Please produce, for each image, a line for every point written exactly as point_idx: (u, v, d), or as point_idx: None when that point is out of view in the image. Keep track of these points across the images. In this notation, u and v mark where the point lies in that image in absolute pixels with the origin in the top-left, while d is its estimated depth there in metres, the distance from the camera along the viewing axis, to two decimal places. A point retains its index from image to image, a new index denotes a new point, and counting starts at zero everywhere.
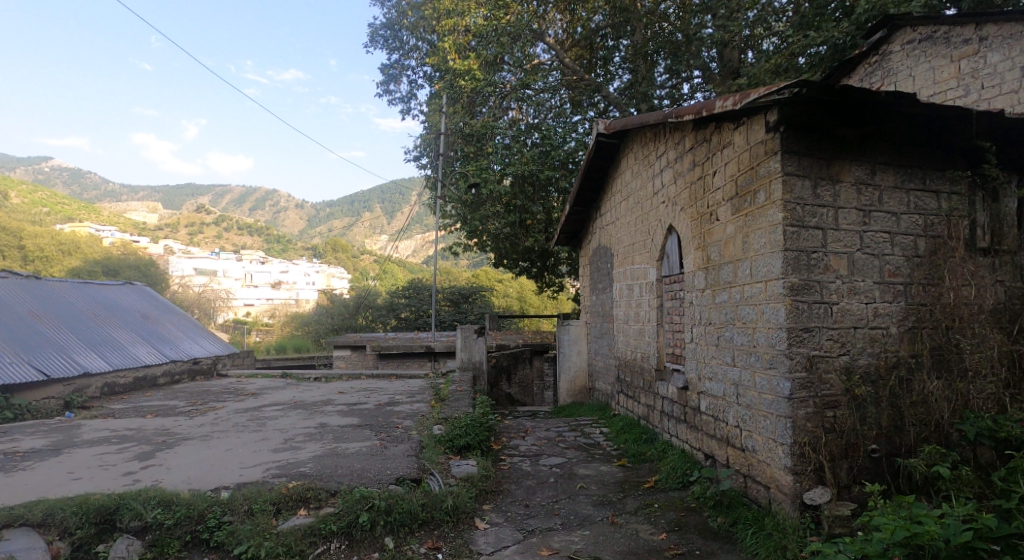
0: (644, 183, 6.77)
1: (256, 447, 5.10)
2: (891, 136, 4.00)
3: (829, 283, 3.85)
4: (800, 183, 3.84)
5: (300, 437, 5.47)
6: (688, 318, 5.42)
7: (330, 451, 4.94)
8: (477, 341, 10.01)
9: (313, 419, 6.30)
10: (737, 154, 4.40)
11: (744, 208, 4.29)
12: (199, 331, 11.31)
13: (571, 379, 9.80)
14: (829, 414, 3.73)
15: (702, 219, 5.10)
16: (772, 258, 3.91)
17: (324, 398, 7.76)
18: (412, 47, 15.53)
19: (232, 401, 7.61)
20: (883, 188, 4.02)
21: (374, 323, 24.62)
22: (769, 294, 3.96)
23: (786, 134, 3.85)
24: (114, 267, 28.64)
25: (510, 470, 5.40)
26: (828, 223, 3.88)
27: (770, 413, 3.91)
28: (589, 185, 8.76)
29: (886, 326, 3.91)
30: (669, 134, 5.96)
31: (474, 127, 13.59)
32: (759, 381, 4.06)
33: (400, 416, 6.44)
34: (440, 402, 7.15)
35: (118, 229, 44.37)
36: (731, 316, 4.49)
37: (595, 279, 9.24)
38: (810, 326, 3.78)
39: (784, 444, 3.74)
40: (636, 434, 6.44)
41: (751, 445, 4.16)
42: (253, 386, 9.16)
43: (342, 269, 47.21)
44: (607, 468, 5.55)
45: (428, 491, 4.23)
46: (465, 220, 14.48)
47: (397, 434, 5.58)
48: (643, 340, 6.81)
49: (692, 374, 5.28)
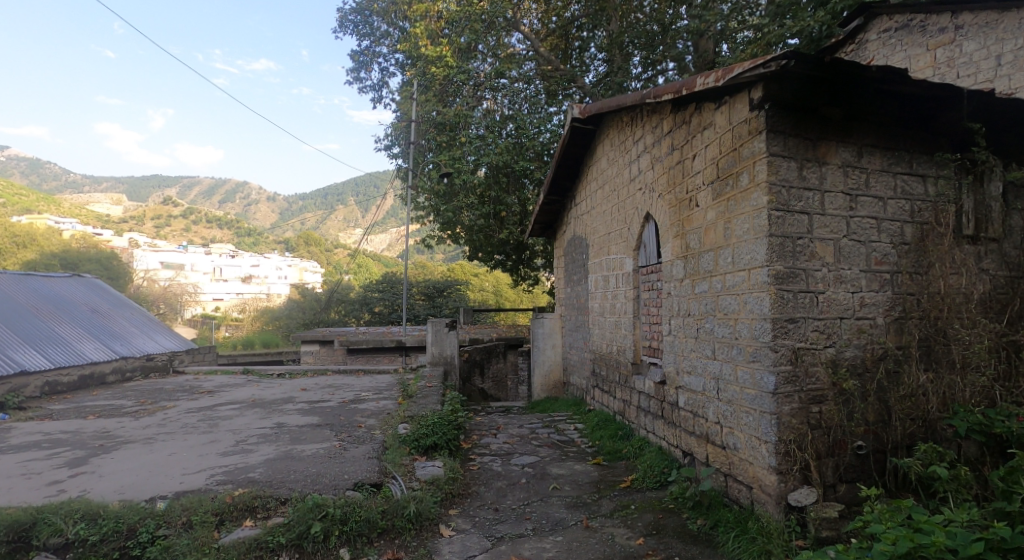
0: (621, 169, 6.51)
1: (203, 450, 4.70)
2: (878, 117, 3.80)
3: (815, 271, 3.64)
4: (786, 165, 3.61)
5: (254, 438, 5.09)
6: (665, 310, 5.19)
7: (283, 454, 4.57)
8: (448, 335, 9.66)
9: (270, 419, 5.91)
10: (718, 135, 4.16)
11: (725, 192, 4.05)
12: (154, 327, 10.71)
13: (546, 374, 9.53)
14: (814, 409, 3.53)
15: (681, 206, 4.87)
16: (756, 244, 3.68)
17: (284, 396, 7.36)
18: (384, 33, 14.90)
19: (186, 400, 7.15)
20: (870, 171, 3.82)
21: (347, 318, 24.06)
22: (752, 284, 3.73)
23: (771, 113, 3.62)
24: (74, 260, 27.48)
25: (479, 472, 5.10)
26: (814, 208, 3.67)
27: (753, 409, 3.69)
28: (564, 174, 8.48)
29: (872, 316, 3.73)
30: (647, 117, 5.70)
31: (447, 116, 13.23)
32: (741, 374, 3.83)
33: (364, 414, 6.09)
34: (408, 398, 6.81)
35: (78, 221, 42.70)
36: (712, 306, 4.26)
37: (570, 271, 8.99)
38: (795, 317, 3.56)
39: (769, 442, 3.52)
40: (612, 430, 6.21)
41: (733, 442, 3.94)
42: (211, 384, 8.66)
43: (316, 263, 46.35)
44: (582, 467, 5.29)
45: (389, 497, 3.90)
46: (438, 211, 14.08)
47: (358, 434, 5.23)
48: (619, 333, 6.57)
49: (670, 368, 5.06)
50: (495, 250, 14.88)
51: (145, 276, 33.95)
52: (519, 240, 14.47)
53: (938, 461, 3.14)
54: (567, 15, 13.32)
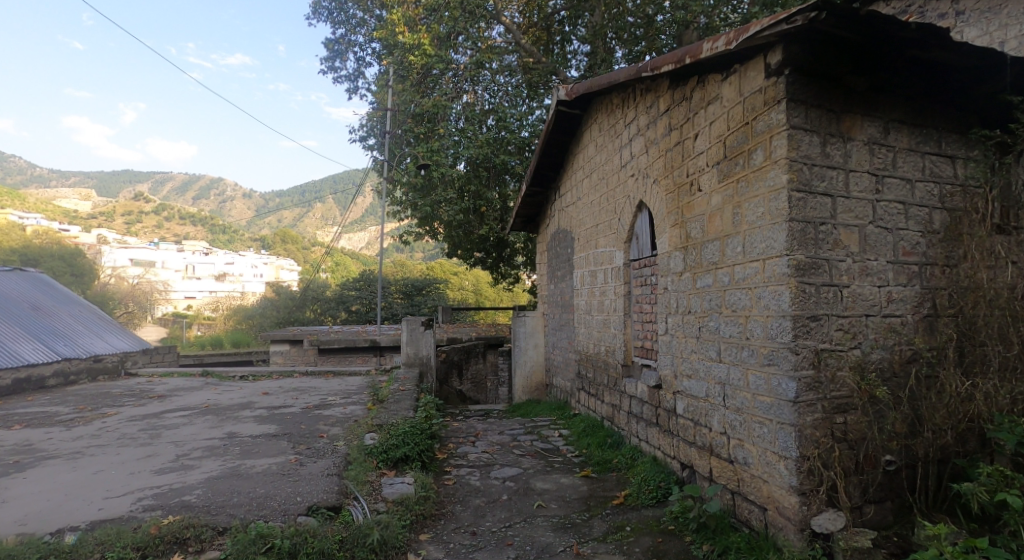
0: (610, 156, 6.03)
1: (135, 467, 4.06)
2: (906, 89, 3.37)
3: (839, 261, 3.19)
4: (808, 139, 3.14)
5: (198, 451, 4.47)
6: (661, 308, 4.72)
7: (229, 471, 3.96)
8: (424, 335, 9.12)
9: (221, 428, 5.28)
10: (726, 109, 3.70)
11: (734, 173, 3.59)
12: (105, 326, 9.93)
13: (528, 375, 9.03)
14: (839, 420, 3.08)
15: (680, 191, 4.40)
16: (772, 231, 3.22)
17: (243, 401, 6.71)
18: (359, 20, 14.15)
19: (132, 406, 6.46)
20: (897, 150, 3.39)
21: (323, 316, 23.30)
22: (767, 276, 3.26)
23: (792, 79, 3.14)
24: (35, 255, 26.15)
25: (455, 488, 4.56)
26: (839, 190, 3.21)
27: (768, 419, 3.23)
28: (548, 163, 7.99)
29: (901, 313, 3.31)
30: (640, 96, 5.22)
31: (424, 106, 12.61)
32: (753, 380, 3.37)
33: (328, 422, 5.50)
34: (379, 403, 6.23)
35: (43, 216, 40.96)
36: (717, 302, 3.80)
37: (553, 266, 8.50)
38: (817, 314, 3.10)
39: (787, 459, 3.05)
40: (599, 438, 5.73)
41: (742, 456, 3.48)
42: (164, 387, 7.94)
43: (292, 261, 45.36)
44: (569, 480, 4.79)
45: (349, 523, 3.34)
46: (415, 206, 13.44)
47: (319, 446, 4.63)
48: (608, 332, 6.09)
49: (666, 371, 4.59)
50: (475, 246, 14.38)
51: (113, 273, 32.61)
52: (499, 236, 14.05)
53: (1005, 486, 2.74)
54: (548, 8, 12.88)
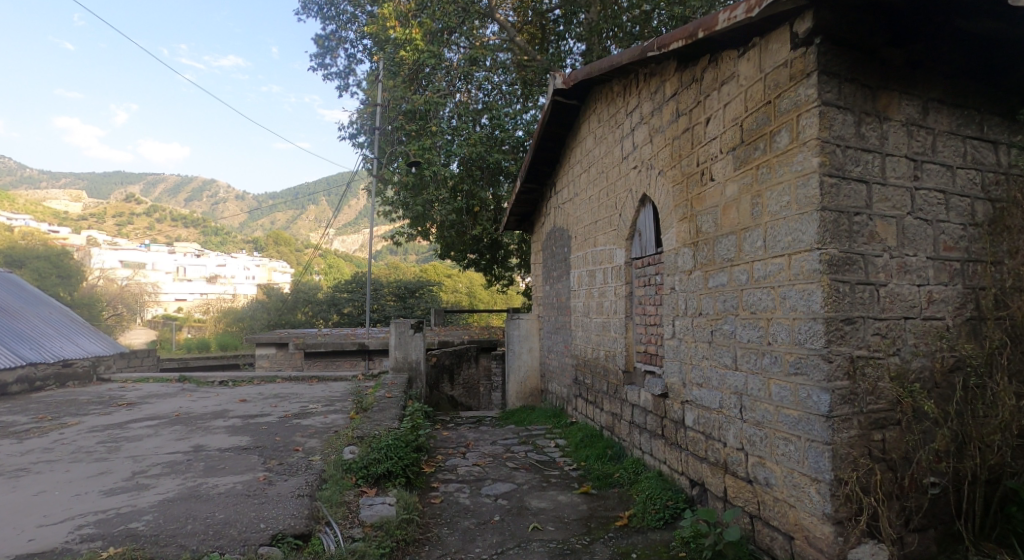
0: (611, 147, 5.66)
1: (82, 488, 3.61)
2: (948, 65, 3.00)
3: (876, 257, 2.82)
4: (841, 118, 2.76)
5: (157, 468, 4.02)
6: (667, 309, 4.34)
7: (188, 492, 3.53)
8: (413, 338, 8.72)
9: (188, 440, 4.83)
10: (744, 89, 3.32)
11: (753, 159, 3.22)
12: (78, 329, 9.45)
13: (522, 381, 8.62)
14: (877, 437, 2.70)
15: (689, 181, 4.02)
16: (801, 222, 2.84)
17: (218, 409, 6.26)
18: (350, 16, 13.72)
19: (96, 414, 6.01)
20: (937, 133, 3.01)
21: (314, 319, 22.85)
22: (794, 273, 2.89)
23: (824, 49, 2.75)
24: (20, 257, 25.48)
25: (443, 507, 4.15)
26: (875, 176, 2.84)
27: (795, 436, 2.85)
28: (544, 157, 7.61)
29: (942, 316, 2.94)
30: (645, 81, 4.84)
31: (416, 103, 12.20)
32: (777, 391, 2.99)
33: (306, 433, 5.08)
34: (362, 412, 5.80)
35: (31, 216, 40.18)
36: (733, 304, 3.43)
37: (549, 266, 8.12)
38: (852, 317, 2.72)
39: (820, 482, 2.67)
40: (598, 449, 5.34)
41: (764, 476, 3.10)
42: (136, 394, 7.47)
43: (284, 264, 44.83)
44: (567, 498, 4.39)
45: (318, 553, 2.92)
46: (407, 205, 13.00)
47: (292, 461, 4.20)
48: (607, 336, 5.70)
49: (674, 379, 4.20)
50: (469, 247, 14.01)
51: (101, 274, 31.91)
52: (493, 236, 13.70)
53: None
54: (543, 7, 12.57)
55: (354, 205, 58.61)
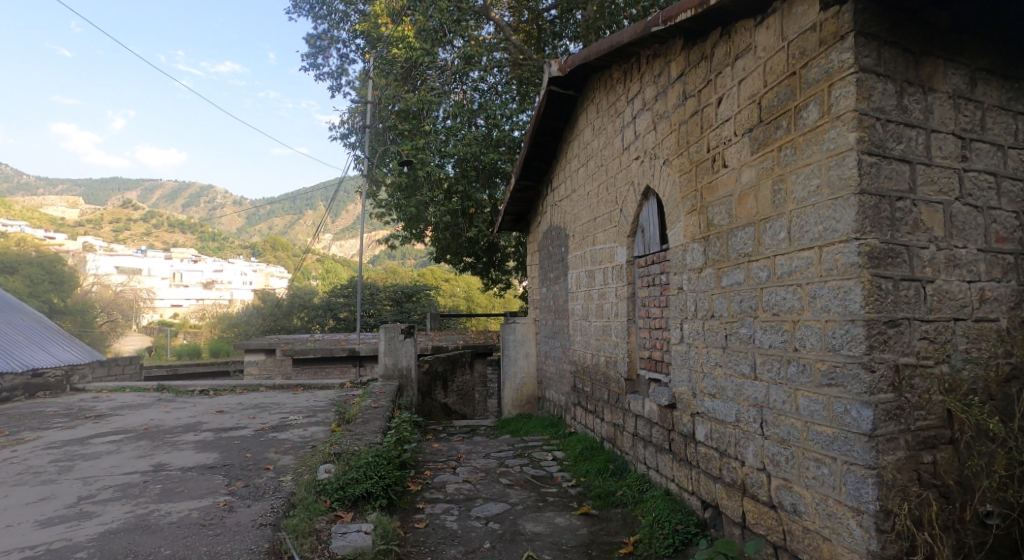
0: (610, 138, 5.28)
1: (16, 517, 3.19)
2: (998, 30, 2.60)
3: (921, 248, 2.42)
4: (881, 87, 2.37)
5: (108, 492, 3.60)
6: (674, 311, 3.94)
7: (135, 522, 3.10)
8: (404, 344, 8.31)
9: (150, 458, 4.41)
10: (763, 61, 2.94)
11: (775, 140, 2.84)
12: (51, 336, 9.03)
13: (518, 388, 8.20)
14: (927, 460, 2.31)
15: (698, 170, 3.63)
16: (834, 208, 2.44)
17: (191, 422, 5.84)
18: (342, 14, 13.31)
19: (58, 429, 5.57)
20: (986, 107, 2.62)
21: (310, 324, 22.46)
22: (826, 269, 2.49)
23: (861, 6, 2.35)
24: (9, 264, 24.27)
25: (427, 533, 3.73)
26: (918, 155, 2.45)
27: (829, 458, 2.46)
28: (540, 152, 7.24)
29: (996, 316, 2.55)
30: (647, 64, 4.45)
31: (410, 102, 11.77)
32: (806, 405, 2.60)
33: (281, 449, 4.66)
34: (344, 424, 5.40)
35: (25, 222, 39.49)
36: (752, 305, 3.03)
37: (545, 267, 7.73)
38: (897, 318, 2.33)
39: (863, 514, 2.26)
40: (599, 463, 4.93)
41: (791, 502, 2.70)
42: (108, 405, 7.04)
43: (281, 269, 44.50)
44: (565, 520, 3.98)
45: None
46: (399, 207, 12.60)
47: (260, 482, 3.78)
48: (608, 341, 5.30)
49: (683, 389, 3.79)
50: (465, 251, 13.63)
51: (95, 280, 31.23)
52: (490, 239, 13.34)
53: None
54: (541, 6, 12.24)
55: (351, 210, 58.24)
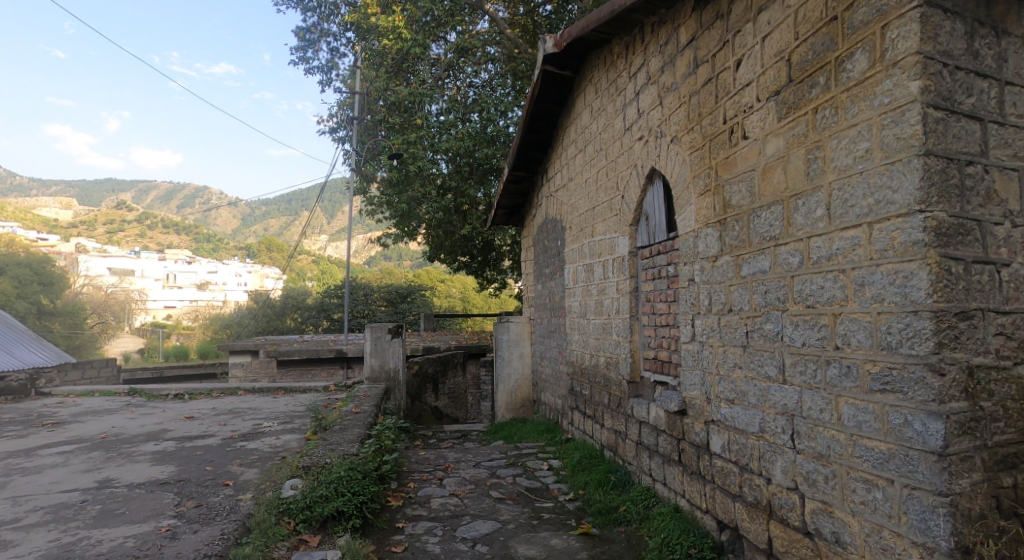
0: (611, 118, 4.84)
1: None
2: None
3: (995, 225, 1.99)
4: (948, 26, 1.93)
5: (36, 514, 3.14)
6: (684, 305, 3.50)
7: (56, 553, 2.64)
8: (391, 344, 7.85)
9: (96, 473, 3.93)
10: (794, 10, 2.50)
11: (809, 100, 2.40)
12: (15, 338, 8.56)
13: (512, 391, 7.77)
14: (1007, 483, 1.88)
15: (712, 144, 3.20)
16: (890, 175, 2.00)
17: (154, 430, 5.36)
18: (331, 7, 12.83)
19: (7, 439, 5.08)
20: None
21: (303, 325, 22.06)
22: (879, 250, 2.05)
23: None
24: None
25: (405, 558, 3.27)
26: (990, 111, 2.02)
27: (882, 480, 2.02)
28: (534, 141, 6.80)
29: None
30: (653, 33, 4.02)
31: (400, 95, 11.24)
32: (853, 416, 2.16)
33: (246, 460, 4.20)
34: (320, 431, 4.94)
35: (16, 223, 38.70)
36: (781, 296, 2.59)
37: (540, 263, 7.30)
38: (970, 310, 1.89)
39: (935, 552, 1.82)
40: (599, 474, 4.49)
41: (831, 530, 2.27)
42: (71, 411, 6.55)
43: (276, 269, 44.02)
44: (562, 542, 3.54)
45: None
46: (391, 203, 12.14)
47: (215, 502, 3.31)
48: (609, 340, 4.86)
49: (695, 393, 3.35)
50: (458, 249, 13.18)
51: (87, 281, 30.55)
52: (484, 237, 12.88)
53: None
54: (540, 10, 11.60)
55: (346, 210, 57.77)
